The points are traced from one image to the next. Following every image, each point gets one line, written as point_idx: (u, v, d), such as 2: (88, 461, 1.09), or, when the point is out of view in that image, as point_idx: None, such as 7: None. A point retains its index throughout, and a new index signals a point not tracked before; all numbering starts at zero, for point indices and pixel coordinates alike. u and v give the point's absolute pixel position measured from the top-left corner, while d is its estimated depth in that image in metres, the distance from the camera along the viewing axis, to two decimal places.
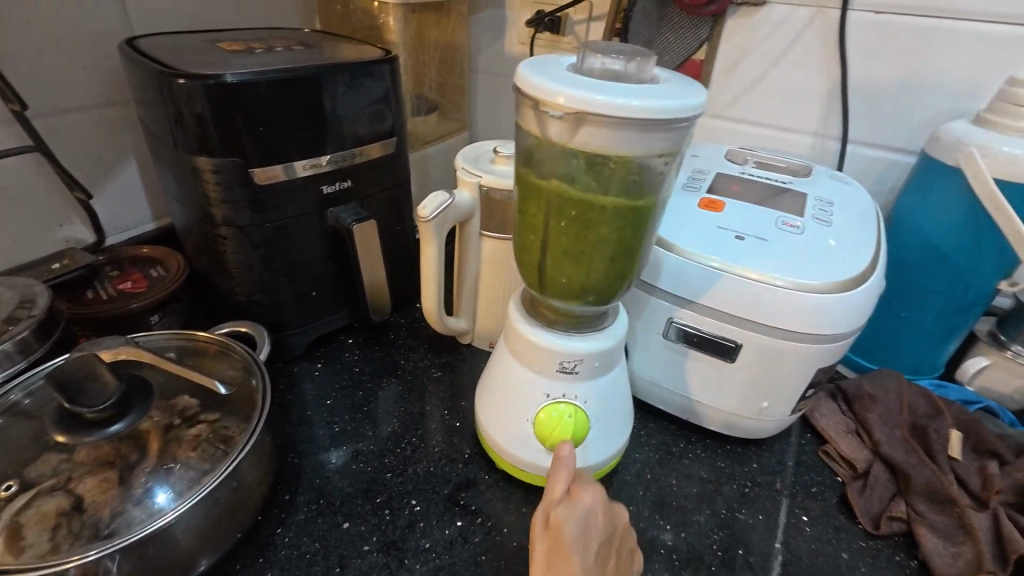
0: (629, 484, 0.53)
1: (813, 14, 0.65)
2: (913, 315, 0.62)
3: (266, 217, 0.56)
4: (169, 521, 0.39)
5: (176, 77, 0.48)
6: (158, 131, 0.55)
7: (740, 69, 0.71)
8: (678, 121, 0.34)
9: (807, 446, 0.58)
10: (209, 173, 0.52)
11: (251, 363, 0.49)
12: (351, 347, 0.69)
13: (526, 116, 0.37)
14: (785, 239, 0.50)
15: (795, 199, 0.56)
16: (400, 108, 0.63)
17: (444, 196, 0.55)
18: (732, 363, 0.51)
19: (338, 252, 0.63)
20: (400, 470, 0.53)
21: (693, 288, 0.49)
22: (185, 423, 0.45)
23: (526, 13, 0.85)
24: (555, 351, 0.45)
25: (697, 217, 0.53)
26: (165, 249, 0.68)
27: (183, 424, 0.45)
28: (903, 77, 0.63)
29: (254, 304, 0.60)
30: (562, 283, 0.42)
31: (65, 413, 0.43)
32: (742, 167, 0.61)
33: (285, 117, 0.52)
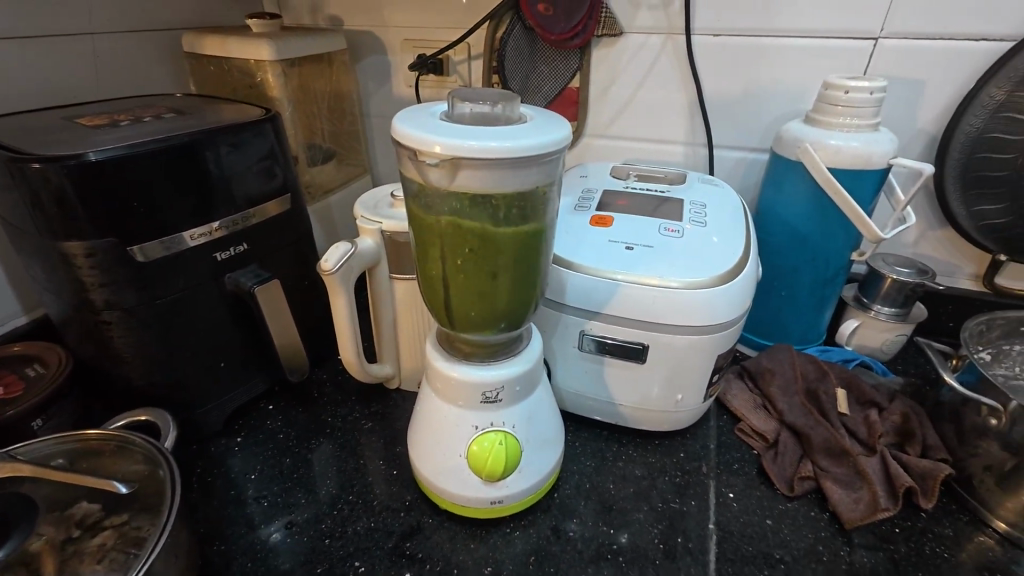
0: (571, 497, 0.55)
1: (663, 40, 0.72)
2: (791, 292, 0.69)
3: (155, 294, 0.53)
4: None
5: (29, 162, 0.45)
6: (16, 219, 0.51)
7: (611, 93, 0.78)
8: (546, 155, 0.37)
9: (725, 427, 0.63)
10: (81, 258, 0.49)
11: (154, 453, 0.45)
12: (273, 413, 0.65)
13: (406, 164, 0.38)
14: (668, 243, 0.55)
15: (674, 205, 0.61)
16: (289, 163, 0.62)
17: (346, 246, 0.55)
18: (643, 363, 0.54)
19: (244, 318, 0.60)
20: (340, 533, 0.51)
21: (596, 300, 0.52)
22: (87, 533, 0.43)
23: (408, 57, 0.87)
24: (476, 383, 0.46)
25: (590, 234, 0.56)
26: (42, 344, 0.62)
27: (84, 535, 0.43)
28: (746, 88, 0.72)
29: (155, 387, 0.56)
30: (470, 316, 0.44)
31: None
32: (626, 182, 0.67)
33: (161, 189, 0.50)
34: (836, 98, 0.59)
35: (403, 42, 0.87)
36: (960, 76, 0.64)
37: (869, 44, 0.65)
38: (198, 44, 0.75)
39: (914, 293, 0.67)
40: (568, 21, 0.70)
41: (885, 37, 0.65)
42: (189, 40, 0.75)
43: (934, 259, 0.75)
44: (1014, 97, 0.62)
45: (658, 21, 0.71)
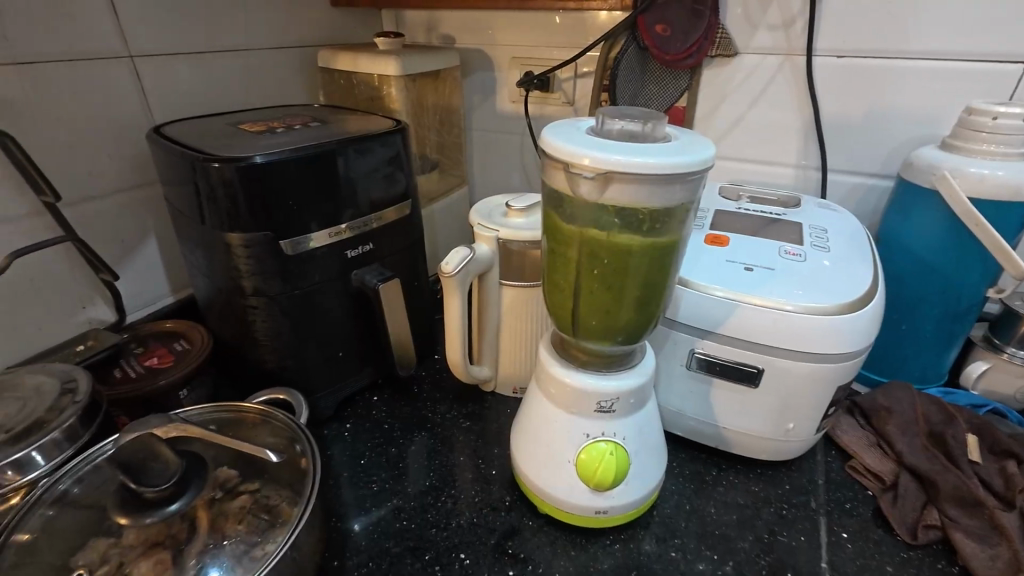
0: (670, 517, 0.54)
1: (781, 61, 0.71)
2: (912, 327, 0.65)
3: (295, 285, 0.58)
4: None
5: (211, 162, 0.51)
6: (187, 212, 0.58)
7: (719, 113, 0.77)
8: (695, 173, 0.37)
9: (834, 463, 0.60)
10: (240, 248, 0.54)
11: (294, 430, 0.50)
12: (377, 404, 0.70)
13: (555, 176, 0.40)
14: (790, 266, 0.53)
15: (791, 228, 0.60)
16: (410, 171, 0.66)
17: (465, 251, 0.58)
18: (755, 388, 0.53)
19: (363, 313, 0.65)
20: (444, 524, 0.54)
21: (711, 320, 0.52)
22: (228, 495, 0.46)
23: (515, 74, 0.91)
24: (591, 392, 0.47)
25: (706, 252, 0.56)
26: (187, 322, 0.69)
27: (226, 496, 0.46)
28: (870, 110, 0.69)
29: (284, 369, 0.62)
30: (594, 324, 0.45)
31: (127, 493, 0.42)
32: (737, 202, 0.66)
33: (308, 191, 0.55)
34: (981, 124, 0.56)
35: (511, 59, 0.90)
36: None
37: (1018, 68, 0.61)
38: (332, 59, 0.82)
39: None
40: (685, 41, 0.71)
41: None
42: (324, 57, 0.83)
43: None
44: None
45: (776, 42, 0.70)
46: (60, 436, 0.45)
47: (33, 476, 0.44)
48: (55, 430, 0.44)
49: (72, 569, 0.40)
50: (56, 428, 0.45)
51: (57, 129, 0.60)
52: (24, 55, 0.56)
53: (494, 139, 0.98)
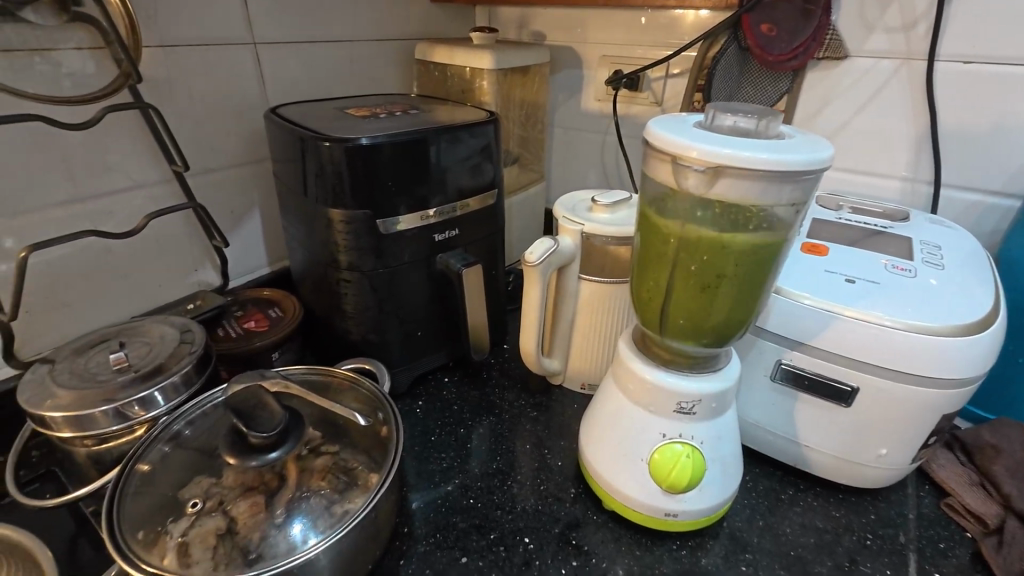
0: (742, 531, 0.52)
1: (897, 65, 0.67)
2: None
3: (386, 263, 0.61)
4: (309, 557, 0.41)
5: (323, 141, 0.55)
6: (294, 187, 0.62)
7: (820, 119, 0.73)
8: (810, 173, 0.36)
9: (927, 499, 0.56)
10: (341, 224, 0.58)
11: (378, 399, 0.53)
12: (448, 385, 0.72)
13: (660, 169, 0.40)
14: (897, 281, 0.50)
15: (898, 243, 0.56)
16: (498, 162, 0.68)
17: (550, 242, 0.59)
18: (847, 407, 0.50)
19: (443, 295, 0.67)
20: (509, 507, 0.55)
21: (804, 331, 0.50)
22: (312, 453, 0.48)
23: (604, 72, 0.91)
24: (672, 392, 0.46)
25: (804, 260, 0.53)
26: (283, 292, 0.74)
27: (310, 455, 0.48)
28: (997, 122, 0.63)
29: (367, 342, 0.65)
30: (681, 323, 0.44)
31: (237, 436, 0.46)
32: (837, 212, 0.62)
33: (405, 174, 0.58)
34: None
35: (601, 58, 0.90)
36: None
37: None
38: (428, 52, 0.85)
39: None
40: (790, 41, 0.68)
41: None
42: (421, 49, 0.86)
43: None
44: None
45: (893, 45, 0.66)
46: (178, 380, 0.50)
47: (155, 413, 0.49)
48: (174, 375, 0.49)
49: (189, 498, 0.44)
50: (176, 372, 0.49)
51: (189, 107, 0.66)
52: (168, 39, 0.62)
53: (576, 136, 0.98)
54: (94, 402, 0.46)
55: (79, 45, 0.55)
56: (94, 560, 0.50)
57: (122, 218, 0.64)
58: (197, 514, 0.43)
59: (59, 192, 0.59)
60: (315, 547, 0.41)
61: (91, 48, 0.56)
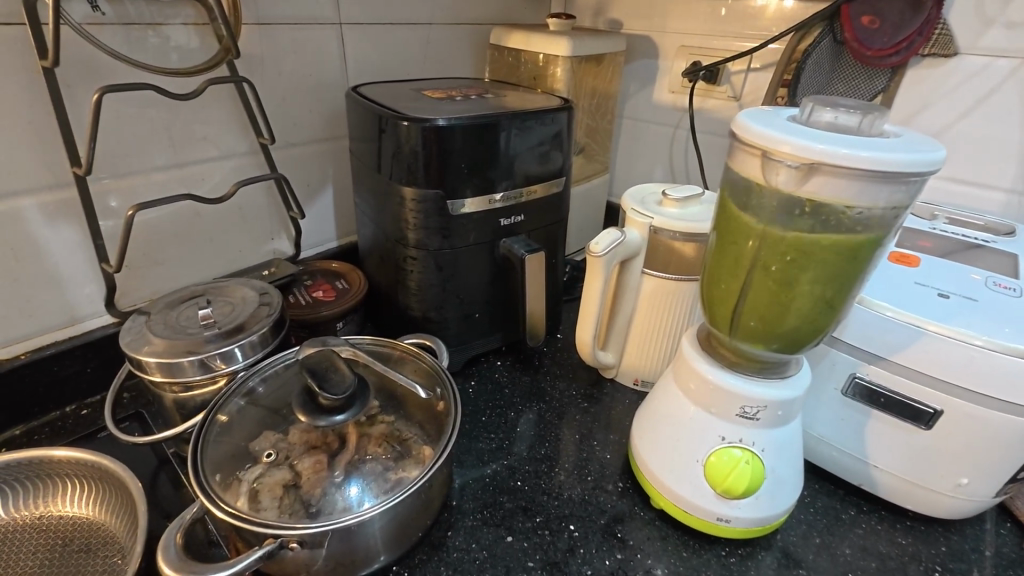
0: (796, 546, 0.50)
1: (1016, 65, 0.61)
2: None
3: (451, 243, 0.62)
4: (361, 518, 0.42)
5: (401, 120, 0.56)
6: (369, 164, 0.64)
7: (919, 121, 0.68)
8: (916, 175, 0.33)
9: (1007, 537, 0.52)
10: (412, 202, 0.59)
11: (436, 375, 0.54)
12: (501, 369, 0.73)
13: (747, 163, 0.38)
14: (999, 300, 0.46)
15: (1001, 259, 0.51)
16: (568, 150, 0.68)
17: (616, 234, 0.58)
18: (927, 429, 0.47)
19: (503, 279, 0.68)
20: (555, 494, 0.55)
21: (887, 344, 0.47)
22: (368, 422, 0.51)
23: (680, 63, 0.88)
24: (736, 395, 0.45)
25: (891, 270, 0.50)
26: (349, 266, 0.78)
27: (366, 423, 0.51)
28: None
29: (426, 319, 0.67)
30: (753, 326, 0.43)
31: (307, 397, 0.49)
32: (931, 222, 0.58)
33: (478, 157, 0.59)
34: None
35: (680, 48, 0.87)
36: None
37: None
38: (504, 37, 0.85)
39: None
40: (893, 35, 0.63)
41: None
42: (497, 34, 0.86)
43: None
44: None
45: (1014, 42, 0.60)
46: (256, 340, 0.53)
47: (234, 367, 0.52)
48: (253, 334, 0.53)
49: (263, 449, 0.48)
50: (254, 332, 0.53)
51: (277, 83, 0.69)
52: (264, 17, 0.65)
53: (645, 129, 0.96)
54: (183, 352, 0.50)
55: (185, 21, 0.59)
56: (172, 497, 0.55)
57: (212, 185, 0.69)
58: (269, 466, 0.47)
59: (160, 157, 0.63)
60: (371, 509, 0.42)
61: (196, 23, 0.60)
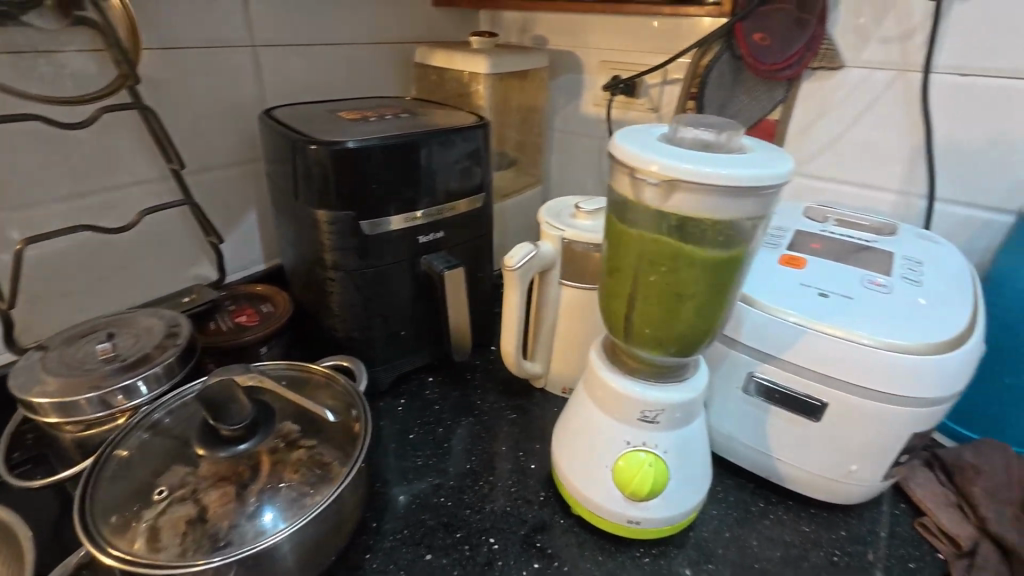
0: (707, 541, 0.52)
1: (893, 77, 0.66)
2: (1017, 382, 0.58)
3: (369, 262, 0.62)
4: (277, 540, 0.42)
5: (309, 144, 0.56)
6: (283, 187, 0.64)
7: (815, 129, 0.73)
8: (767, 188, 0.36)
9: (901, 518, 0.55)
10: (326, 224, 0.59)
11: (352, 396, 0.54)
12: (432, 386, 0.73)
13: (620, 181, 0.40)
14: (871, 297, 0.49)
15: (880, 258, 0.55)
16: (488, 165, 0.69)
17: (529, 247, 0.59)
18: (817, 421, 0.50)
19: (427, 296, 0.68)
20: (478, 507, 0.56)
21: (775, 343, 0.49)
22: (288, 447, 0.49)
23: (601, 78, 0.90)
24: (636, 400, 0.46)
25: (779, 272, 0.53)
26: (274, 288, 0.75)
27: (286, 448, 0.49)
28: (994, 135, 0.62)
29: (351, 340, 0.66)
30: (647, 332, 0.44)
31: (208, 428, 0.49)
32: (823, 225, 0.61)
33: (391, 178, 0.59)
34: None
35: (600, 64, 0.90)
36: None
37: None
38: (427, 56, 0.86)
39: None
40: (784, 51, 0.67)
41: None
42: (420, 53, 0.87)
43: None
44: None
45: (890, 56, 0.65)
46: (161, 371, 0.52)
47: (137, 402, 0.51)
48: (157, 366, 0.51)
49: (154, 486, 0.46)
50: (158, 363, 0.52)
51: (188, 107, 0.68)
52: (169, 42, 0.64)
53: (574, 141, 0.98)
54: (81, 389, 0.48)
55: (81, 48, 0.58)
56: (77, 540, 0.52)
57: (122, 213, 0.67)
58: (160, 502, 0.45)
59: (60, 187, 0.61)
60: (275, 536, 0.42)
61: (93, 50, 0.58)
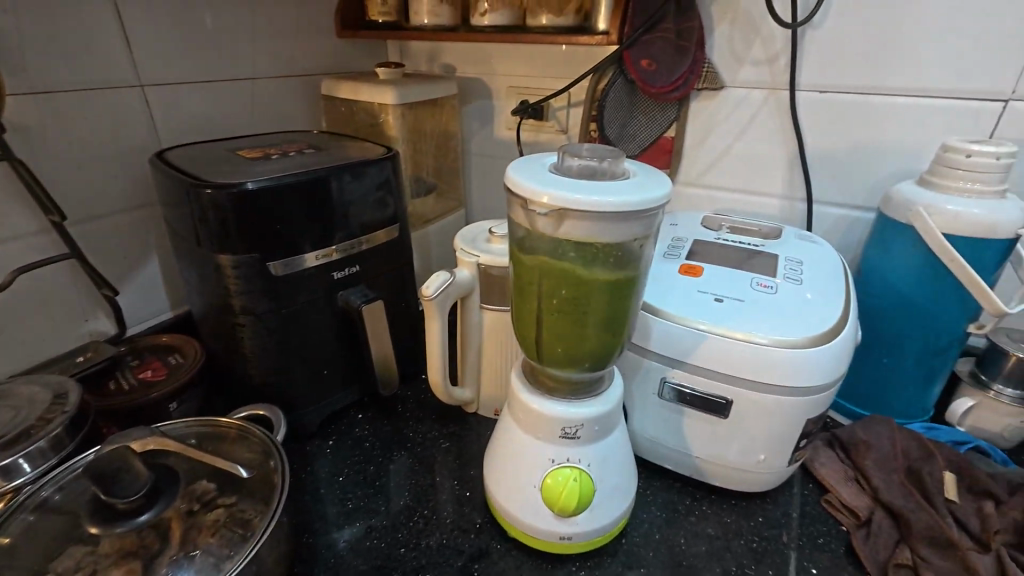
0: (638, 546, 0.54)
1: (766, 95, 0.73)
2: (893, 359, 0.66)
3: (281, 303, 0.60)
4: None
5: (204, 188, 0.54)
6: (181, 232, 0.60)
7: (706, 144, 0.79)
8: (648, 211, 0.39)
9: (810, 497, 0.60)
10: (230, 268, 0.57)
11: (269, 446, 0.51)
12: (362, 423, 0.71)
13: (516, 211, 0.42)
14: (760, 298, 0.54)
15: (767, 261, 0.60)
16: (401, 194, 0.68)
17: (445, 275, 0.60)
18: (726, 418, 0.53)
19: (348, 332, 0.67)
20: (413, 544, 0.55)
21: (681, 348, 0.53)
22: (204, 508, 0.47)
23: (510, 102, 0.93)
24: (556, 418, 0.48)
25: (680, 282, 0.57)
26: (183, 337, 0.71)
27: (202, 509, 0.47)
28: (853, 143, 0.70)
29: (269, 386, 0.64)
30: (559, 351, 0.46)
31: (100, 504, 0.44)
32: (718, 233, 0.66)
33: (297, 216, 0.58)
34: (955, 161, 0.57)
35: (508, 89, 0.92)
36: None
37: (996, 106, 0.62)
38: (334, 87, 0.85)
39: None
40: (669, 75, 0.72)
41: (1016, 100, 0.61)
42: (327, 85, 0.86)
43: None
44: None
45: (761, 76, 0.72)
46: (45, 444, 0.47)
47: (18, 482, 0.46)
48: (41, 439, 0.47)
49: None
50: (42, 436, 0.47)
51: (68, 153, 0.64)
52: (39, 86, 0.60)
53: (492, 164, 1.00)
54: None
55: None
56: None
57: None
58: None
59: None
60: None
61: None
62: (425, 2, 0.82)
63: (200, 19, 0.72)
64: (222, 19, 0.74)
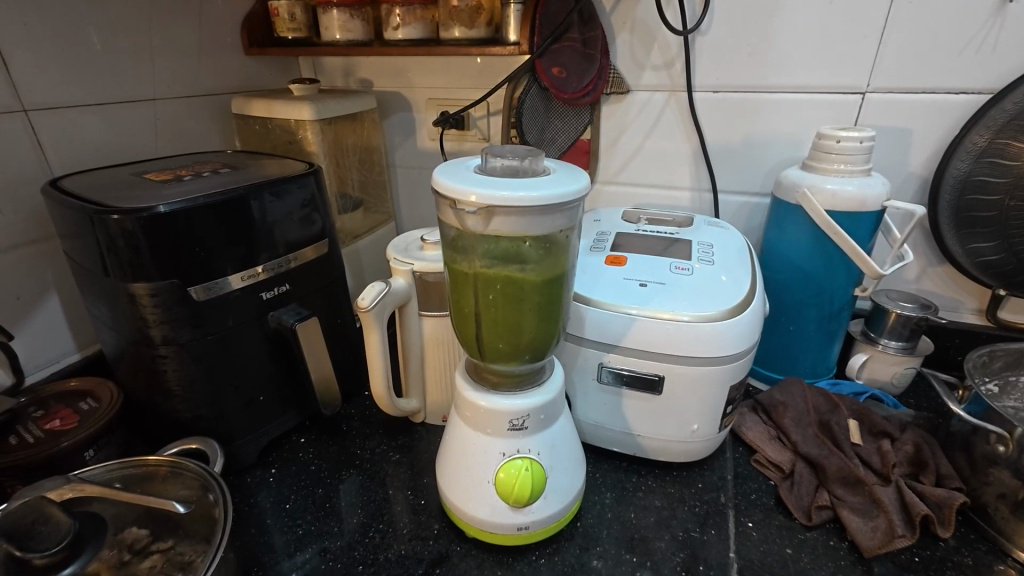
0: (593, 526, 0.57)
1: (667, 96, 0.79)
2: (798, 326, 0.73)
3: (206, 330, 0.57)
4: None
5: (110, 214, 0.50)
6: (86, 265, 0.56)
7: (620, 144, 0.84)
8: (570, 203, 0.41)
9: (742, 458, 0.65)
10: (146, 298, 0.54)
11: (206, 479, 0.48)
12: (305, 446, 0.69)
13: (445, 212, 0.44)
14: (679, 280, 0.59)
15: (683, 246, 0.66)
16: (328, 208, 0.67)
17: (380, 285, 0.59)
18: (660, 394, 0.57)
19: (282, 353, 0.65)
20: (370, 560, 0.54)
21: (612, 333, 0.56)
22: (137, 557, 0.45)
23: (431, 113, 0.94)
24: (503, 412, 0.49)
25: (607, 272, 0.61)
26: (95, 379, 0.65)
27: (135, 559, 0.44)
28: (746, 136, 0.77)
29: (199, 419, 0.60)
30: (500, 347, 0.47)
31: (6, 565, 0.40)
32: (637, 224, 0.71)
33: (218, 238, 0.55)
34: (829, 146, 0.65)
35: (428, 101, 0.93)
36: (947, 124, 0.69)
37: (857, 98, 0.71)
38: (245, 106, 0.83)
39: (919, 327, 0.70)
40: (580, 81, 0.76)
41: (871, 92, 0.70)
42: (237, 104, 0.83)
43: (936, 295, 0.78)
44: (996, 143, 0.65)
45: (661, 80, 0.78)
46: None
47: None
48: None
49: None
50: None
51: None
52: None
53: (418, 175, 1.00)
54: None
55: None
56: None
57: None
58: None
59: None
60: None
61: None
62: (336, 16, 0.82)
63: (88, 41, 0.68)
64: (113, 38, 0.70)
